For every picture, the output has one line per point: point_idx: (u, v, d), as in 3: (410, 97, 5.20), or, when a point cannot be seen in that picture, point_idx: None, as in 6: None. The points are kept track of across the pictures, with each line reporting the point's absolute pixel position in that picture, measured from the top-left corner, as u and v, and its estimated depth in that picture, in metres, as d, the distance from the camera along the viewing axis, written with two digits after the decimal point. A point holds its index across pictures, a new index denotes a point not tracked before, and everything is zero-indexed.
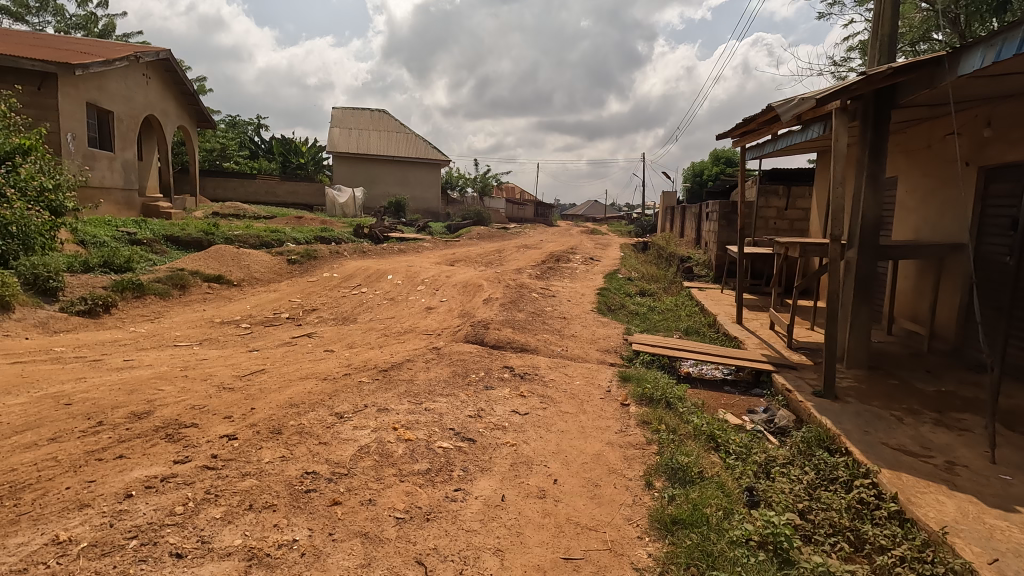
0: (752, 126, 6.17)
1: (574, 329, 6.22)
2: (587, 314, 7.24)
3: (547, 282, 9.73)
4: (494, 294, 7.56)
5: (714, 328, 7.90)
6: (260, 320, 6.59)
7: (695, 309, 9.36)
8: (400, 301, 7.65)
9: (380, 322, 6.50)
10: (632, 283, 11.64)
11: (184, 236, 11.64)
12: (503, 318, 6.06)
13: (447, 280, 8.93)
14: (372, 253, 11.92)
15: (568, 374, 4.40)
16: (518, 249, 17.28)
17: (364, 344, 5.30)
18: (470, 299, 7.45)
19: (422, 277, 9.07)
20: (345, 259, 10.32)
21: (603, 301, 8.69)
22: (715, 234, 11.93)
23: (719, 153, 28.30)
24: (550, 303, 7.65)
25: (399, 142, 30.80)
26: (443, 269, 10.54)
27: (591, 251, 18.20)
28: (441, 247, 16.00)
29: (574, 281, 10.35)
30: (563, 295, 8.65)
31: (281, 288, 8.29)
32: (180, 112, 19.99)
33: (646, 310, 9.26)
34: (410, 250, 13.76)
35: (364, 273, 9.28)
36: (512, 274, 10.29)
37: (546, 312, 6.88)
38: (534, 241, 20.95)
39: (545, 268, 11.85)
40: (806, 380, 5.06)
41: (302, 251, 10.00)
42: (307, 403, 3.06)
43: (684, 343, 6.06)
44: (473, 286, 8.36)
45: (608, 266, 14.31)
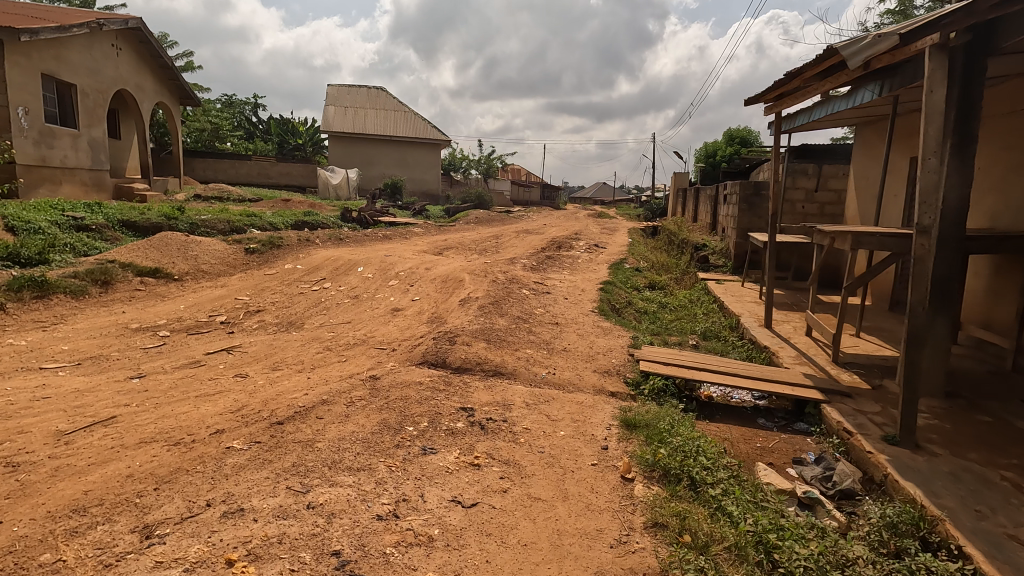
0: (795, 83, 4.85)
1: (568, 339, 4.99)
2: (585, 318, 6.01)
3: (543, 275, 8.49)
4: (475, 292, 6.34)
5: (737, 334, 6.65)
6: (187, 325, 5.44)
7: (712, 307, 8.10)
8: (364, 301, 6.46)
9: (332, 329, 5.32)
10: (641, 275, 10.37)
11: (142, 222, 10.50)
12: (479, 327, 4.86)
13: (426, 273, 7.72)
14: (351, 240, 10.74)
15: (550, 418, 3.20)
16: (517, 235, 16.01)
17: (294, 364, 4.13)
18: (446, 299, 6.26)
19: (398, 269, 7.88)
20: (316, 248, 9.15)
21: (607, 298, 7.46)
22: (734, 219, 10.61)
23: (734, 132, 26.71)
24: (542, 303, 6.42)
25: (397, 121, 29.45)
26: (426, 259, 9.35)
27: (597, 237, 16.90)
28: (433, 232, 14.79)
29: (574, 273, 9.10)
30: (560, 292, 7.42)
31: (230, 283, 7.13)
32: (159, 87, 18.81)
33: (657, 309, 7.99)
34: (397, 237, 12.56)
35: (332, 265, 8.09)
36: (504, 265, 9.06)
37: (535, 316, 5.66)
38: (536, 226, 19.67)
39: (542, 257, 10.60)
40: (868, 416, 3.84)
41: (266, 239, 8.82)
42: (104, 505, 1.89)
43: (705, 359, 4.82)
44: (454, 280, 7.16)
45: (614, 254, 13.05)
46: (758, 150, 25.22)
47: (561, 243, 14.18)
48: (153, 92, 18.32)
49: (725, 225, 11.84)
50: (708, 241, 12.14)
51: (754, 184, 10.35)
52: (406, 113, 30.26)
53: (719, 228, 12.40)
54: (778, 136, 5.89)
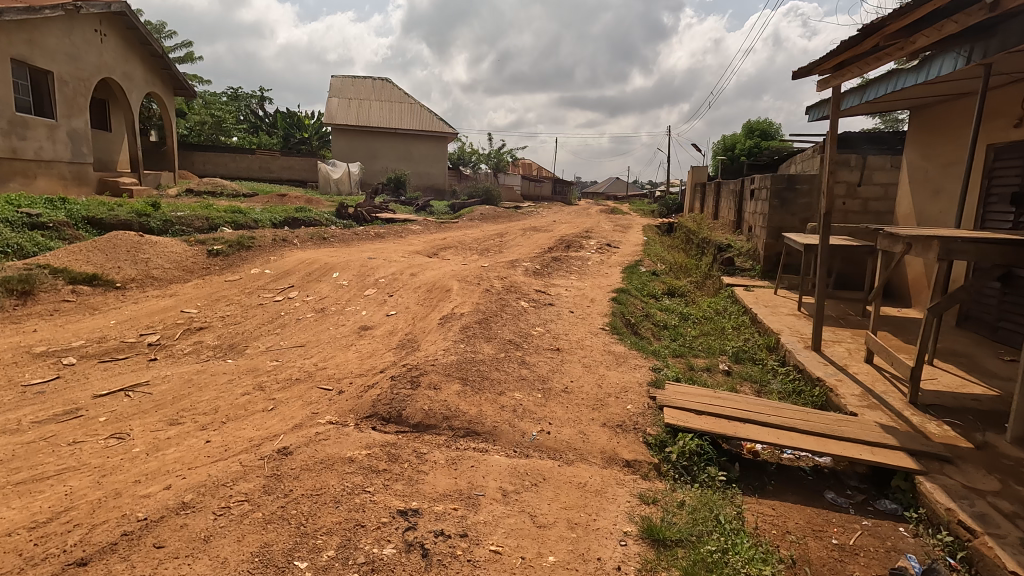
0: (871, 41, 3.71)
1: (571, 373, 3.93)
2: (593, 340, 4.93)
3: (546, 282, 7.42)
4: (461, 306, 5.30)
5: (778, 358, 5.53)
6: (106, 347, 4.45)
7: (741, 319, 7.01)
8: (330, 315, 5.45)
9: (278, 354, 4.30)
10: (658, 280, 9.27)
11: (109, 219, 9.57)
12: (457, 357, 3.82)
13: (411, 280, 6.69)
14: (337, 239, 9.73)
15: (535, 524, 2.14)
16: (524, 233, 14.89)
17: (203, 413, 3.12)
18: (427, 314, 5.21)
19: (379, 275, 6.87)
20: (293, 248, 8.18)
21: (621, 309, 6.35)
22: (764, 217, 9.44)
23: (753, 125, 25.30)
24: (542, 320, 5.34)
25: (403, 113, 28.45)
26: (416, 261, 8.32)
27: (610, 235, 15.77)
28: (433, 230, 13.76)
29: (582, 279, 8.00)
30: (565, 303, 6.34)
31: (181, 292, 6.16)
32: (150, 76, 17.98)
33: (679, 323, 6.90)
34: (391, 235, 11.54)
35: (305, 269, 7.09)
36: (502, 269, 8.00)
37: (531, 338, 4.60)
38: (544, 223, 18.55)
39: (547, 259, 9.50)
40: (990, 499, 2.73)
41: (235, 239, 7.83)
42: None
43: (749, 402, 3.71)
44: (441, 289, 6.11)
45: (628, 254, 11.92)
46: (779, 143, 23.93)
47: (570, 242, 13.06)
48: (143, 81, 17.51)
49: (751, 224, 10.66)
50: (732, 241, 10.97)
51: (787, 177, 9.17)
52: (412, 105, 29.26)
53: (745, 226, 11.23)
54: (837, 116, 4.73)
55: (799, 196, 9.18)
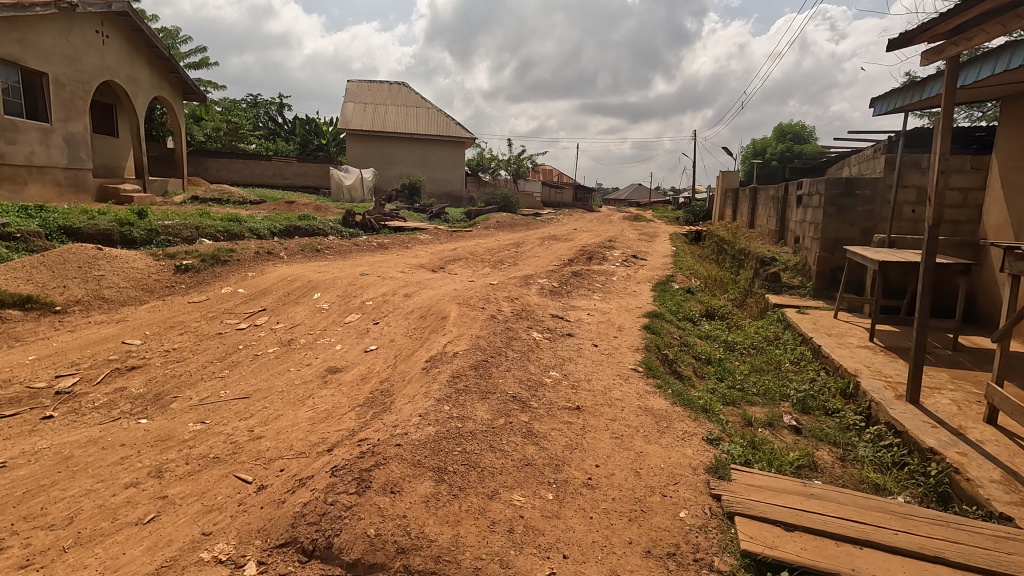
0: None
1: (595, 448, 2.82)
2: (623, 389, 3.82)
3: (565, 304, 6.33)
4: (456, 340, 4.25)
5: (859, 410, 4.35)
6: (0, 395, 3.50)
7: (799, 352, 5.82)
8: (296, 350, 4.44)
9: (208, 411, 3.28)
10: (694, 299, 8.10)
11: (88, 228, 8.77)
12: (439, 427, 2.75)
13: (404, 302, 5.65)
14: (332, 251, 8.79)
15: None
16: (541, 243, 13.78)
17: (45, 528, 2.11)
18: (412, 351, 4.17)
19: (366, 295, 5.86)
20: (278, 262, 7.24)
21: (655, 340, 5.22)
22: (817, 228, 8.24)
23: (785, 127, 23.85)
24: (558, 360, 4.25)
25: (419, 118, 27.70)
26: (416, 277, 7.30)
27: (635, 245, 14.61)
28: (443, 240, 12.76)
29: (607, 300, 6.87)
30: (587, 332, 5.25)
31: (133, 316, 5.23)
32: (157, 80, 17.49)
33: (724, 356, 5.76)
34: (395, 246, 10.57)
35: (284, 288, 6.12)
36: (513, 287, 6.92)
37: (541, 390, 3.51)
38: (564, 231, 17.45)
39: (567, 274, 8.41)
40: None
41: (211, 251, 6.91)
42: None
43: (856, 500, 2.56)
44: (437, 315, 5.08)
45: (658, 268, 10.77)
46: (814, 146, 22.51)
47: (592, 253, 11.91)
48: (149, 84, 17.01)
49: (799, 234, 9.42)
50: (775, 254, 9.72)
51: (845, 181, 7.95)
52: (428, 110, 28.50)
53: (790, 237, 9.97)
54: (952, 96, 3.57)
55: (858, 203, 7.95)
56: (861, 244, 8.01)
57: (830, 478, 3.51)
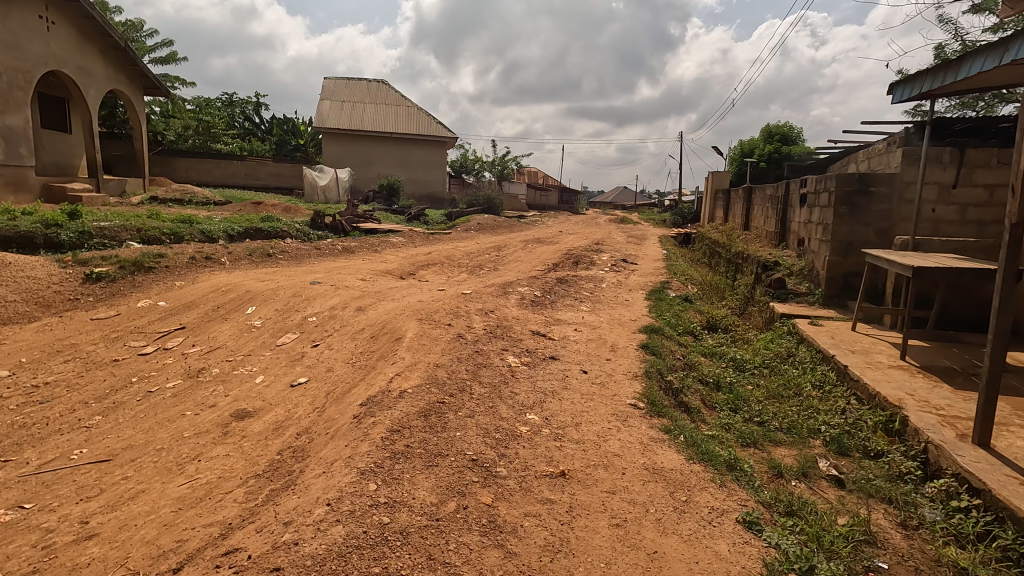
0: None
1: (586, 552, 1.91)
2: (622, 437, 2.93)
3: (549, 318, 5.43)
4: (408, 371, 3.32)
5: (910, 453, 3.50)
6: None
7: (820, 373, 5.00)
8: (205, 382, 3.48)
9: (37, 489, 2.32)
10: (693, 308, 7.27)
11: (5, 230, 7.68)
12: (353, 525, 1.82)
13: (355, 317, 4.72)
14: (287, 255, 7.80)
15: None
16: (525, 247, 12.91)
17: None
18: (350, 386, 3.23)
19: (311, 309, 4.91)
20: (216, 269, 6.24)
21: (655, 364, 4.34)
22: (827, 230, 7.48)
23: (772, 127, 23.14)
24: (538, 396, 3.34)
25: (399, 116, 26.71)
26: (377, 285, 6.35)
27: (624, 248, 13.82)
28: (417, 243, 11.80)
29: (597, 312, 5.99)
30: (574, 355, 4.35)
31: (13, 338, 4.22)
32: (113, 72, 16.34)
33: (735, 379, 4.93)
34: (362, 250, 9.61)
35: (214, 301, 5.14)
36: (489, 297, 6.00)
37: (512, 446, 2.59)
38: (549, 234, 16.58)
39: (550, 281, 7.52)
40: None
41: (134, 257, 5.90)
42: None
43: None
44: (391, 335, 4.15)
45: (650, 273, 9.95)
46: (800, 148, 22.04)
47: (578, 257, 11.04)
48: (104, 76, 15.84)
49: (803, 236, 8.63)
50: (777, 257, 8.92)
51: (858, 178, 7.18)
52: (407, 108, 27.48)
53: (793, 239, 9.18)
54: None
55: (872, 202, 7.19)
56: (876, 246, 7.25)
57: (896, 557, 2.65)
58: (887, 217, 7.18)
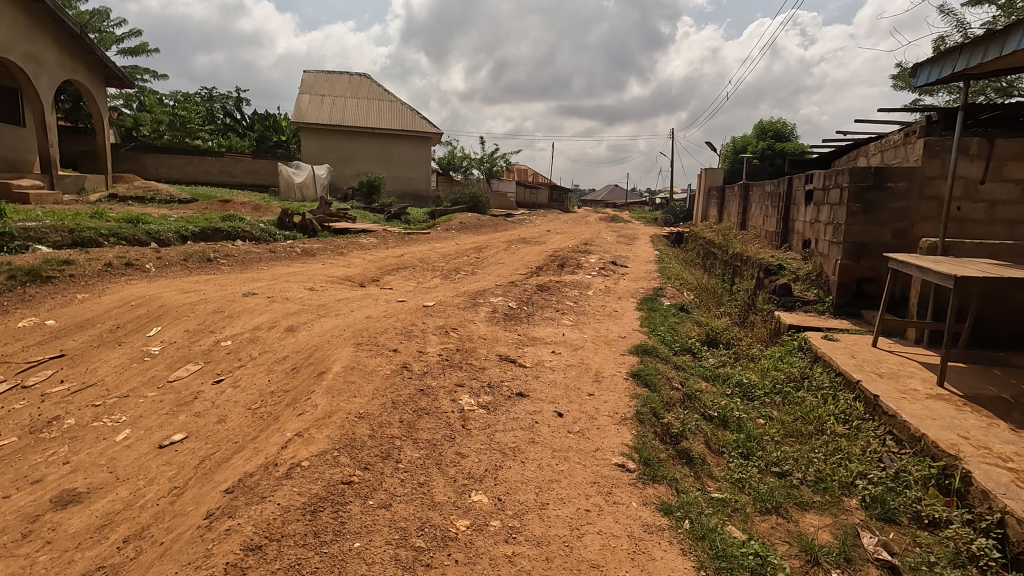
0: None
1: None
2: (603, 531, 2.07)
3: (522, 336, 4.58)
4: (317, 426, 2.45)
5: (980, 526, 2.67)
6: None
7: (843, 404, 4.19)
8: (47, 440, 2.59)
9: None
10: (690, 319, 6.47)
11: None
12: None
13: (282, 340, 3.83)
14: (233, 260, 6.88)
15: None
16: (508, 248, 12.05)
17: None
18: (233, 451, 2.36)
19: (229, 329, 4.01)
20: (135, 278, 5.31)
21: (648, 400, 3.50)
22: (838, 230, 6.70)
23: (765, 124, 22.37)
24: (491, 460, 2.48)
25: (381, 111, 25.74)
26: (325, 295, 5.46)
27: (614, 249, 13.01)
28: (390, 244, 10.89)
29: (580, 327, 5.15)
30: (548, 389, 3.50)
31: None
32: (69, 60, 15.27)
33: (743, 413, 4.11)
34: (325, 253, 8.70)
35: (114, 319, 4.23)
36: (454, 311, 5.14)
37: (435, 563, 1.73)
38: (535, 234, 15.73)
39: (530, 289, 6.66)
40: None
41: (33, 264, 4.96)
42: None
43: None
44: (317, 366, 3.28)
45: (642, 277, 9.15)
46: (795, 144, 21.34)
47: (564, 259, 10.19)
48: (57, 64, 14.77)
49: (809, 237, 7.85)
50: (780, 260, 8.15)
51: (873, 172, 6.40)
52: (389, 103, 26.47)
53: (797, 240, 8.40)
54: None
55: (889, 199, 6.41)
56: (893, 249, 6.47)
57: None
58: (906, 216, 6.41)
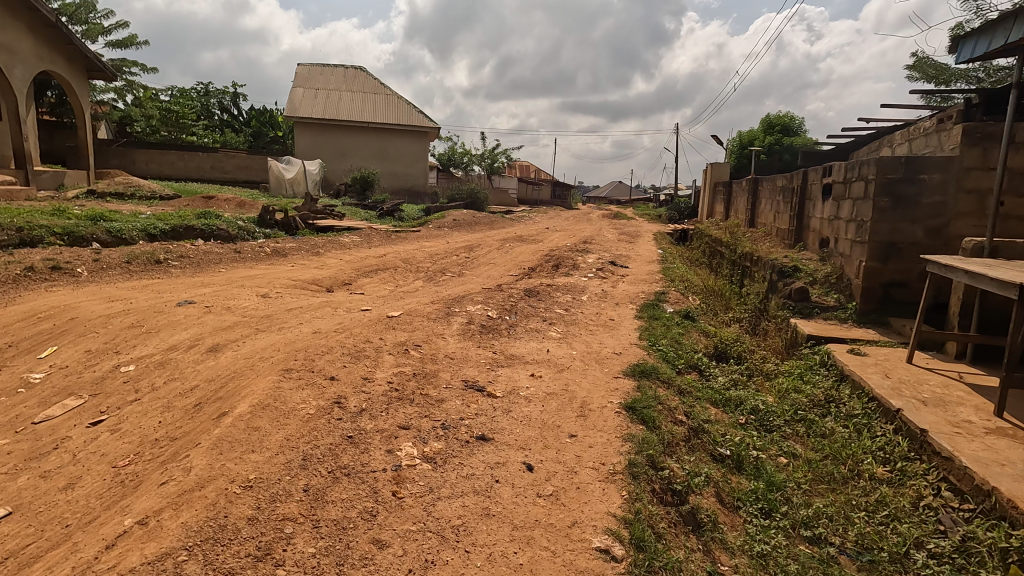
0: None
1: None
2: None
3: (498, 355, 3.87)
4: (175, 508, 1.75)
5: None
6: None
7: (882, 439, 3.46)
8: None
9: None
10: (697, 328, 5.74)
11: None
12: None
13: (198, 364, 3.14)
14: (187, 262, 6.17)
15: None
16: (502, 246, 11.34)
17: None
18: (50, 549, 1.66)
19: (138, 351, 3.30)
20: (58, 285, 4.62)
21: (644, 441, 2.79)
22: (864, 228, 5.95)
23: (773, 117, 21.48)
24: (417, 552, 1.78)
25: (377, 105, 25.02)
26: (276, 303, 4.75)
27: (615, 247, 12.26)
28: (374, 243, 10.19)
29: (569, 342, 4.43)
30: (518, 429, 2.79)
31: None
32: (46, 50, 14.63)
33: (761, 451, 3.40)
34: (299, 253, 8.00)
35: (7, 335, 3.53)
36: (422, 322, 4.42)
37: None
38: (532, 232, 15.01)
39: (517, 294, 5.94)
40: None
41: None
42: None
43: None
44: (223, 403, 2.58)
45: (644, 279, 8.43)
46: (803, 138, 20.47)
47: (560, 259, 9.47)
48: (32, 53, 14.12)
49: (827, 235, 7.11)
50: (795, 261, 7.41)
51: (904, 162, 5.66)
52: (385, 97, 25.75)
53: (813, 239, 7.66)
54: None
55: (921, 194, 5.67)
56: (927, 250, 5.72)
57: None
58: (940, 212, 5.66)
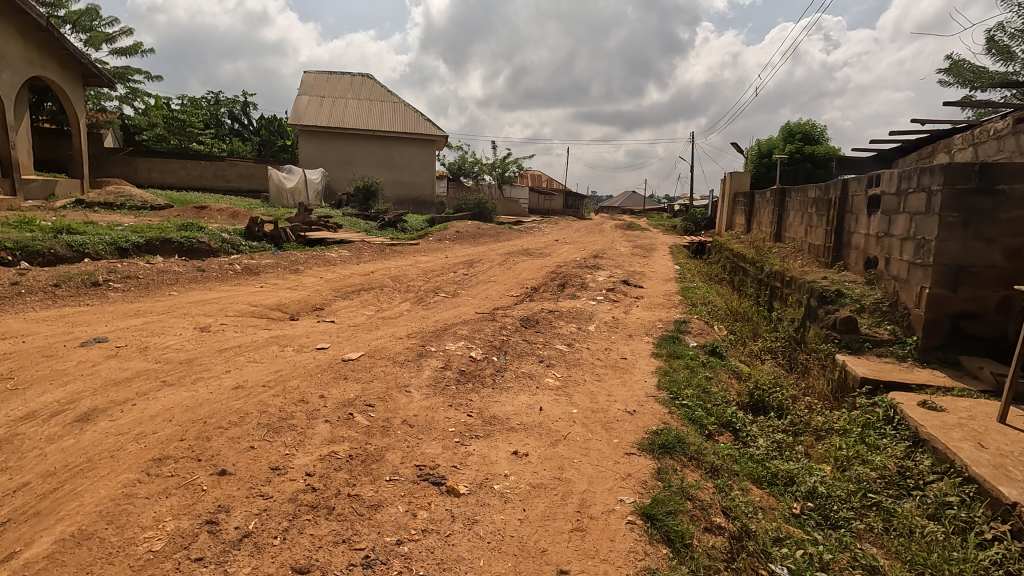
0: None
1: None
2: None
3: (473, 419, 2.95)
4: None
5: None
6: None
7: (998, 551, 2.48)
8: None
9: None
10: (727, 369, 4.77)
11: None
12: None
13: (47, 445, 2.27)
14: (135, 283, 5.37)
15: None
16: (506, 261, 10.46)
17: None
18: None
19: None
20: None
21: None
22: (928, 248, 4.96)
23: (793, 125, 20.41)
24: None
25: (383, 112, 24.41)
26: (213, 339, 3.89)
27: (629, 263, 11.32)
28: (365, 258, 9.36)
29: (569, 396, 3.50)
30: (479, 564, 1.86)
31: None
32: (37, 55, 14.15)
33: (830, 568, 2.42)
34: (275, 272, 7.19)
35: None
36: (384, 369, 3.53)
37: None
38: (540, 245, 14.12)
39: (512, 325, 5.02)
40: None
41: None
42: None
43: None
44: (24, 532, 1.70)
45: (661, 302, 7.48)
46: (826, 146, 19.36)
47: (566, 278, 8.56)
48: (22, 58, 13.64)
49: (875, 254, 6.12)
50: (835, 283, 6.41)
51: (977, 169, 4.69)
52: (392, 104, 25.13)
53: (856, 259, 6.66)
54: None
55: (1000, 207, 4.69)
56: (1005, 275, 4.72)
57: None
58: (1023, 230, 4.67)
